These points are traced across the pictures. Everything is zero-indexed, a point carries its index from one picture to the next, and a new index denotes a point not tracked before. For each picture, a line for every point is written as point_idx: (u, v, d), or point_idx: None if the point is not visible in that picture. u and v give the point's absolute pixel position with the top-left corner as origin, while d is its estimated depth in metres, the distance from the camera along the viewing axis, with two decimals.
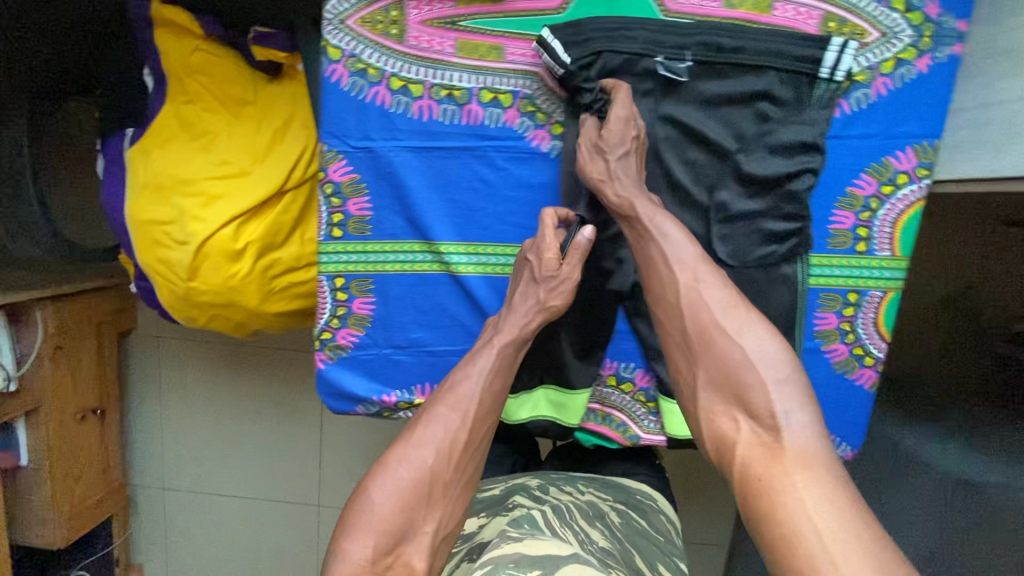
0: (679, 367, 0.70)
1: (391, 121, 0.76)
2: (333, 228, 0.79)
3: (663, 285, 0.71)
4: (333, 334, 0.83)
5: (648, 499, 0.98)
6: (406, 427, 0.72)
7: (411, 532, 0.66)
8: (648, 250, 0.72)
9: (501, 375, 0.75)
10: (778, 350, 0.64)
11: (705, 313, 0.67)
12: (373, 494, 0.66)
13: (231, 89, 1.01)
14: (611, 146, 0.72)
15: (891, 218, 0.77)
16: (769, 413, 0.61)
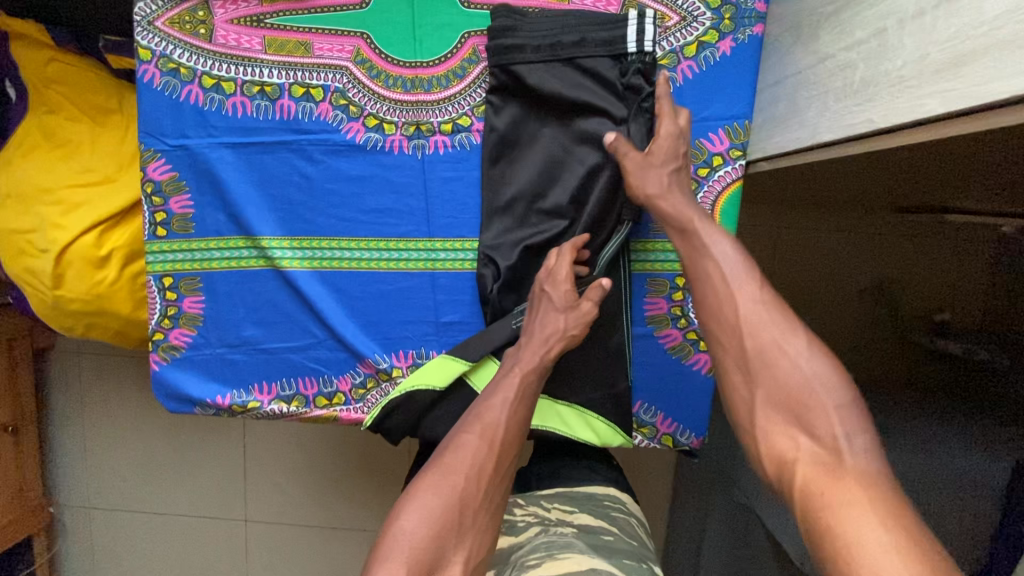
0: (733, 385, 0.63)
1: (206, 119, 0.76)
2: (157, 228, 0.79)
3: (718, 296, 0.65)
4: (165, 335, 0.82)
5: (620, 504, 0.87)
6: (434, 456, 0.69)
7: (443, 561, 0.62)
8: (703, 264, 0.66)
9: (526, 405, 0.72)
10: (834, 370, 0.59)
11: (772, 330, 0.61)
12: (404, 521, 0.63)
13: (93, 99, 1.02)
14: (662, 161, 0.70)
15: (711, 198, 0.77)
16: (831, 436, 0.56)
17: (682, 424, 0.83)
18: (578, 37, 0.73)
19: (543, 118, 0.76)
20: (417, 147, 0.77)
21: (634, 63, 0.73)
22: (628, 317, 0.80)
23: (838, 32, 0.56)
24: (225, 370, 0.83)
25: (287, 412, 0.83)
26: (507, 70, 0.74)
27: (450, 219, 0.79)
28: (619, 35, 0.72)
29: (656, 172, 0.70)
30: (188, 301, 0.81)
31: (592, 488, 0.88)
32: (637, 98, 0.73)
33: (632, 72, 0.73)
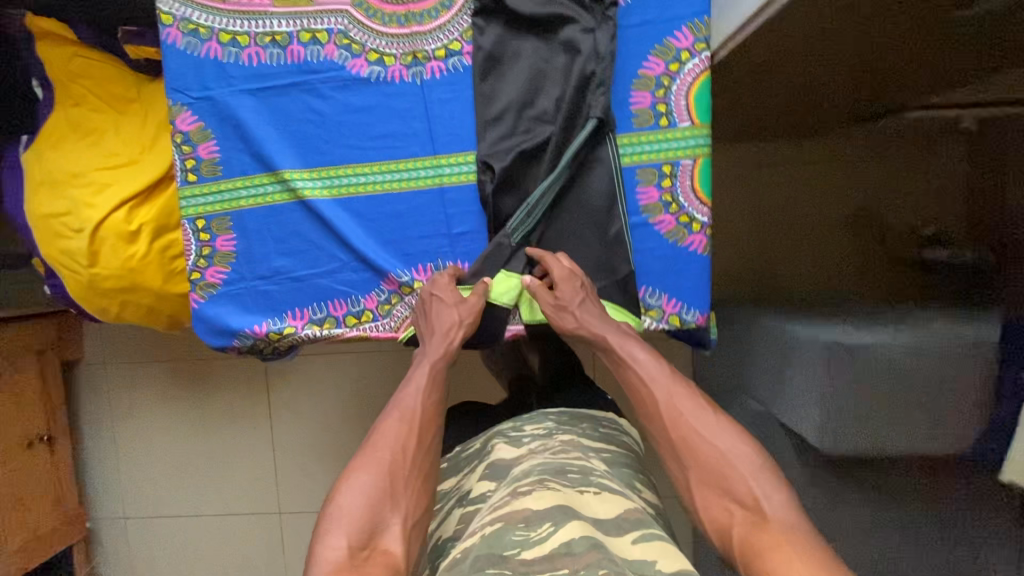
0: (671, 468, 0.75)
1: (225, 71, 0.85)
2: (188, 174, 0.87)
3: (643, 398, 0.79)
4: (202, 274, 0.89)
5: (616, 425, 0.95)
6: (365, 440, 0.76)
7: (381, 524, 0.68)
8: (628, 371, 0.82)
9: (439, 385, 0.81)
10: (744, 444, 0.72)
11: (690, 424, 0.75)
12: (340, 498, 0.69)
13: (114, 89, 1.11)
14: (570, 301, 0.84)
15: (684, 89, 0.85)
16: (754, 498, 0.68)
17: (685, 303, 0.89)
18: None
19: (524, 37, 0.86)
20: (415, 74, 0.85)
21: None
22: (624, 203, 0.87)
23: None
24: (257, 303, 0.90)
25: (320, 334, 0.89)
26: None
27: (451, 136, 0.87)
28: None
29: (562, 287, 0.84)
30: (220, 239, 0.88)
31: (595, 412, 0.97)
32: (603, 7, 0.83)
33: None
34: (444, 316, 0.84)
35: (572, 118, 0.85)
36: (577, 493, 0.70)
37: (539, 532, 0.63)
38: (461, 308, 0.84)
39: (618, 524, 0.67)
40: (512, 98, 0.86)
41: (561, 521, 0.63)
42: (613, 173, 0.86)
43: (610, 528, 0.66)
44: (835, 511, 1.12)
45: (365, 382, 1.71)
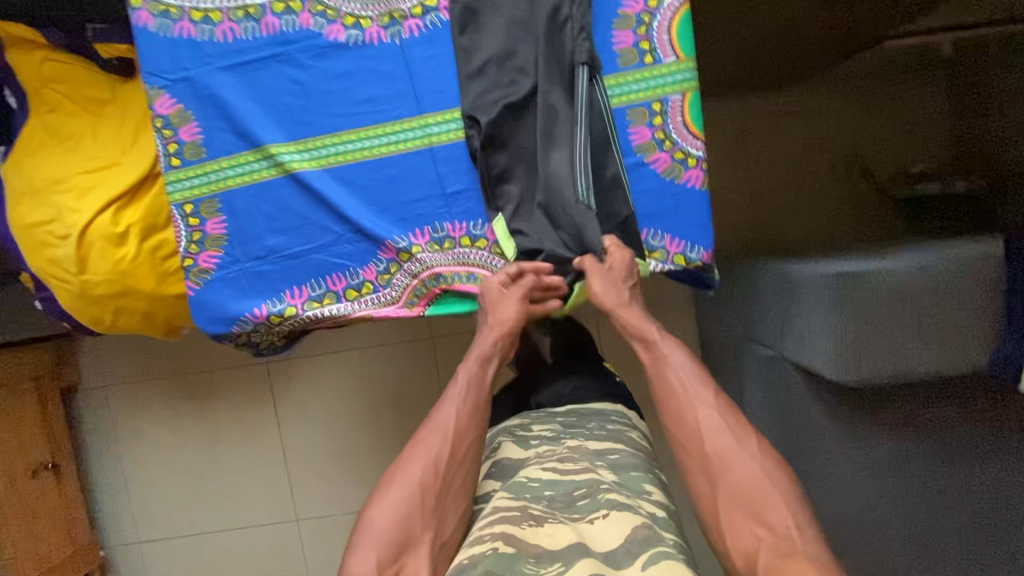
0: (698, 485, 0.77)
1: (200, 49, 0.84)
2: (171, 158, 0.85)
3: (679, 402, 0.81)
4: (195, 260, 0.87)
5: (625, 420, 0.98)
6: (405, 450, 0.79)
7: (411, 540, 0.72)
8: (666, 373, 0.84)
9: (475, 393, 0.84)
10: (779, 470, 0.74)
11: (727, 440, 0.76)
12: (373, 511, 0.74)
13: (88, 92, 1.09)
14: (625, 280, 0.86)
15: (665, 24, 0.84)
16: (787, 527, 0.68)
17: (689, 241, 0.88)
18: None
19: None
20: (394, 34, 0.84)
21: None
22: (615, 143, 0.86)
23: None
24: (253, 284, 0.87)
25: (321, 311, 0.86)
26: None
27: (436, 95, 0.85)
28: None
29: (613, 288, 0.86)
30: (211, 222, 0.86)
31: (602, 407, 1.00)
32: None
33: None
34: (500, 312, 0.86)
35: (564, 74, 0.85)
36: (587, 523, 0.71)
37: (549, 570, 0.64)
38: (511, 301, 0.85)
39: (628, 550, 0.66)
40: (493, 50, 0.84)
41: (572, 560, 0.65)
42: (601, 114, 0.85)
43: (621, 556, 0.65)
44: (855, 449, 1.11)
45: (372, 378, 1.69)
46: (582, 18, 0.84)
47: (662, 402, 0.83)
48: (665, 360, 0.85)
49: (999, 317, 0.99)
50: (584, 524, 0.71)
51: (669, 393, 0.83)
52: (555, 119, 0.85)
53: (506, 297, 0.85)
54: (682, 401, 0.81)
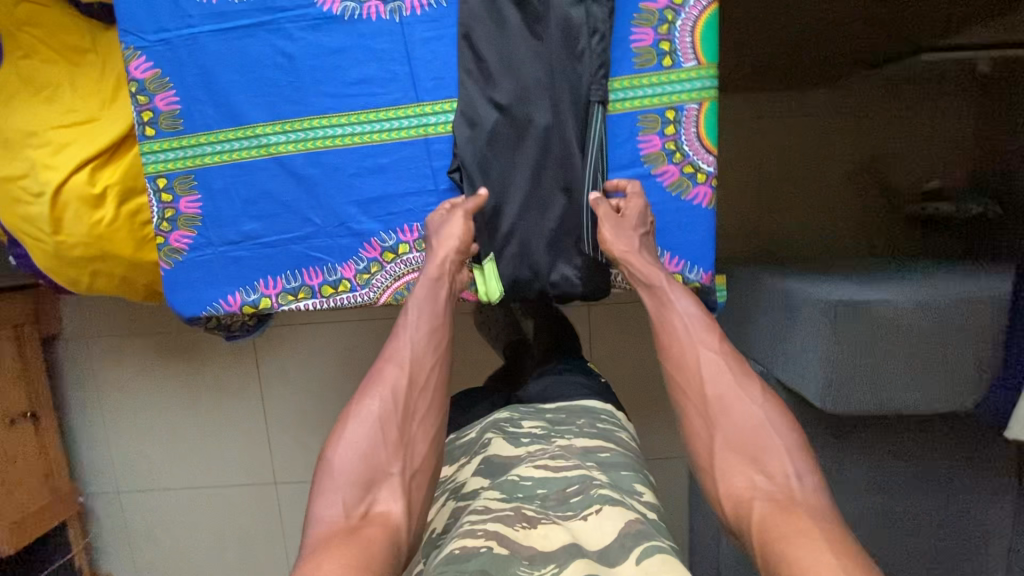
0: (694, 430, 0.74)
1: (180, 9, 0.76)
2: (145, 128, 0.80)
3: (682, 347, 0.77)
4: (166, 238, 0.82)
5: (614, 419, 0.94)
6: (360, 389, 0.75)
7: (378, 475, 0.68)
8: (671, 320, 0.79)
9: (428, 318, 0.79)
10: (782, 416, 0.70)
11: (728, 383, 0.74)
12: (334, 454, 0.69)
13: (66, 39, 1.02)
14: (633, 223, 0.79)
15: (689, 25, 0.78)
16: (784, 475, 0.65)
17: (688, 261, 0.84)
18: None
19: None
20: (395, 13, 0.77)
21: None
22: (605, 170, 0.81)
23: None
24: (228, 270, 0.83)
25: (296, 305, 0.83)
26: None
27: (435, 80, 0.79)
28: None
29: (626, 233, 0.79)
30: (185, 201, 0.82)
31: (590, 403, 0.96)
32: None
33: None
34: (441, 245, 0.78)
35: (576, 107, 0.78)
36: (581, 521, 0.69)
37: (543, 573, 0.61)
38: (454, 225, 0.78)
39: (623, 544, 0.64)
40: (504, 46, 0.78)
41: (567, 562, 0.62)
42: (602, 157, 0.80)
43: (615, 552, 0.63)
44: (843, 470, 1.10)
45: (356, 351, 1.67)
46: (595, 21, 0.76)
47: (665, 347, 0.79)
48: (666, 303, 0.80)
49: (994, 344, 0.97)
50: (577, 521, 0.69)
51: (674, 338, 0.78)
52: (557, 145, 0.80)
53: (450, 216, 0.79)
54: (687, 347, 0.77)
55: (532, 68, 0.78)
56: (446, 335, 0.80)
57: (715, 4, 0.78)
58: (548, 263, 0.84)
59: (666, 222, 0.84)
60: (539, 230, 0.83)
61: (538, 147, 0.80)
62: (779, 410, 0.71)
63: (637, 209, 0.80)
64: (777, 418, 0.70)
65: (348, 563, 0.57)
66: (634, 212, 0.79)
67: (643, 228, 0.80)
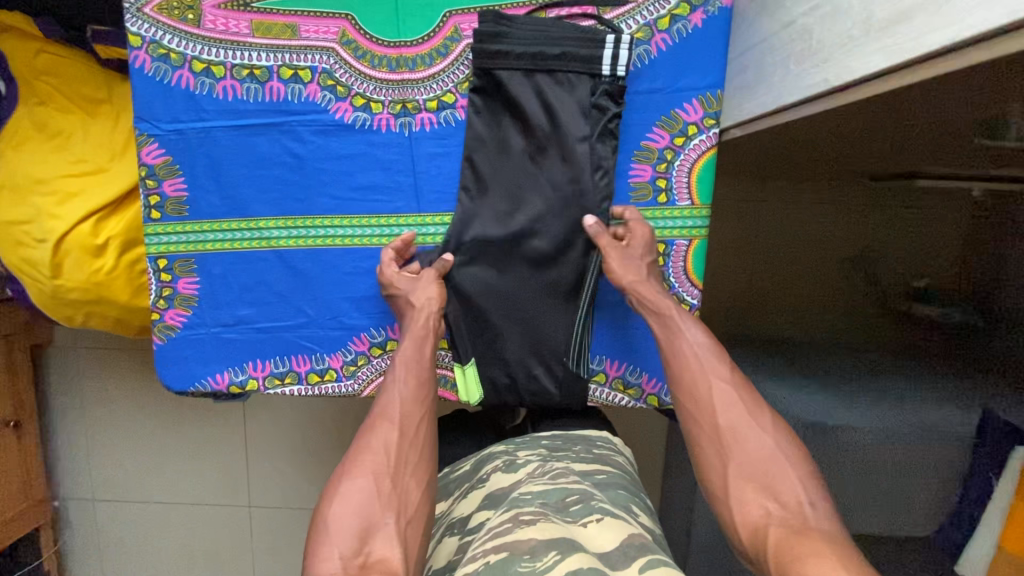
0: (707, 459, 0.68)
1: (198, 104, 0.79)
2: (151, 210, 0.82)
3: (692, 379, 0.71)
4: (162, 315, 0.85)
5: (610, 445, 0.86)
6: (350, 447, 0.69)
7: (375, 525, 0.62)
8: (680, 349, 0.74)
9: (415, 371, 0.74)
10: (795, 448, 0.66)
11: (739, 412, 0.68)
12: (329, 511, 0.62)
13: (82, 90, 1.03)
14: (640, 251, 0.78)
15: (687, 166, 0.80)
16: (797, 501, 0.61)
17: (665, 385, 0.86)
18: (560, 50, 0.75)
19: (530, 83, 0.77)
20: (404, 127, 0.79)
21: (609, 82, 0.76)
22: (595, 291, 0.83)
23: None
24: (220, 350, 0.86)
25: (282, 390, 0.86)
26: (490, 75, 0.77)
27: (437, 194, 0.82)
28: (601, 55, 0.75)
29: (634, 262, 0.77)
30: (184, 283, 0.84)
31: (587, 432, 0.88)
32: (603, 117, 0.78)
33: (606, 84, 0.76)
34: (418, 301, 0.78)
35: (571, 237, 0.81)
36: (581, 527, 0.62)
37: (545, 562, 0.54)
38: (426, 287, 0.78)
39: (625, 552, 0.58)
40: (508, 169, 0.80)
41: (568, 551, 0.55)
42: (594, 289, 0.82)
43: (617, 558, 0.57)
44: None
45: None
46: (601, 156, 0.79)
47: (672, 380, 0.73)
48: (673, 334, 0.75)
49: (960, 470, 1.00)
50: (578, 527, 0.62)
51: (683, 371, 0.72)
52: (551, 267, 0.82)
53: (422, 279, 0.79)
54: (699, 375, 0.71)
55: (531, 194, 0.81)
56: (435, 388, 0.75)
57: (714, 149, 0.80)
58: (526, 375, 0.85)
59: (646, 349, 0.86)
60: (525, 341, 0.84)
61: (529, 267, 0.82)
62: (792, 441, 0.67)
63: (638, 236, 0.79)
64: (791, 448, 0.66)
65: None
66: (636, 237, 0.79)
67: (650, 257, 0.79)
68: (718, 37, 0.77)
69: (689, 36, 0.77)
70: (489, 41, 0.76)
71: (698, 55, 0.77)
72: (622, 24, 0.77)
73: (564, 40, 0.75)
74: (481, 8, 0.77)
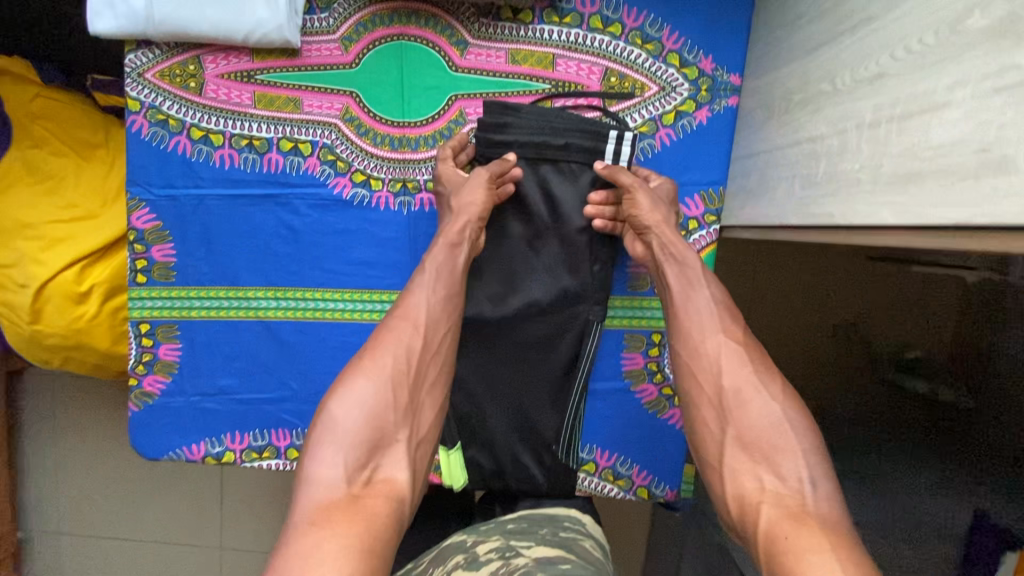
0: (703, 421, 0.63)
1: (194, 171, 0.77)
2: (137, 274, 0.79)
3: (698, 330, 0.66)
4: (139, 381, 0.82)
5: (578, 528, 0.73)
6: (366, 344, 0.64)
7: (385, 441, 0.59)
8: (694, 299, 0.68)
9: (446, 282, 0.68)
10: (802, 417, 0.60)
11: (746, 373, 0.62)
12: (337, 410, 0.59)
13: (78, 134, 1.02)
14: (662, 197, 0.73)
15: None
16: (797, 479, 0.56)
17: (656, 477, 0.84)
18: (564, 141, 0.75)
19: (534, 167, 0.77)
20: (403, 206, 0.78)
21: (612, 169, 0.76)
22: (587, 376, 0.82)
23: (832, 115, 0.54)
24: (198, 420, 0.83)
25: (259, 464, 0.83)
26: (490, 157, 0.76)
27: None
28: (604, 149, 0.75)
29: (662, 206, 0.72)
30: (166, 349, 0.81)
31: (554, 509, 0.78)
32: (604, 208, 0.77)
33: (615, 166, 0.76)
34: (461, 201, 0.71)
35: (568, 324, 0.80)
36: None
37: None
38: (473, 190, 0.71)
39: None
40: (506, 252, 0.79)
41: None
42: (587, 375, 0.81)
43: None
44: None
45: None
46: (598, 247, 0.79)
47: (677, 325, 0.68)
48: (688, 283, 0.69)
49: None
50: None
51: (694, 318, 0.67)
52: (544, 352, 0.81)
53: (472, 177, 0.72)
54: (710, 326, 0.66)
55: (529, 277, 0.80)
56: (462, 300, 0.70)
57: (715, 245, 0.78)
58: (513, 461, 0.82)
59: (637, 439, 0.84)
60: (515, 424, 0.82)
61: (522, 350, 0.81)
62: (801, 413, 0.60)
63: (659, 191, 0.74)
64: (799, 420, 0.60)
65: (352, 546, 0.49)
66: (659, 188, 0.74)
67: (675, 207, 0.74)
68: (721, 137, 0.76)
69: (693, 132, 0.76)
70: (495, 125, 0.75)
71: (700, 152, 0.77)
72: (626, 117, 0.77)
73: (568, 128, 0.75)
74: (486, 93, 0.77)
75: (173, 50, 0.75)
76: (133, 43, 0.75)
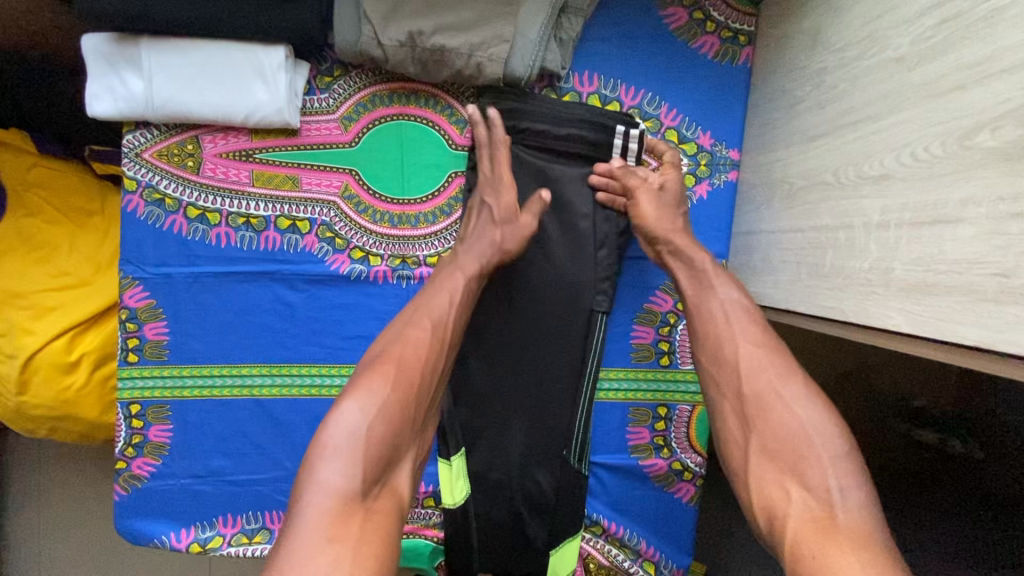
0: (725, 427, 0.58)
1: (189, 249, 0.76)
2: (129, 354, 0.77)
3: (725, 341, 0.60)
4: (128, 464, 0.79)
5: None
6: (384, 349, 0.59)
7: (399, 454, 0.55)
8: (711, 307, 0.63)
9: (468, 303, 0.66)
10: (829, 421, 0.53)
11: (768, 371, 0.56)
12: (358, 419, 0.53)
13: (74, 203, 1.01)
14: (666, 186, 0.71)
15: None
16: (825, 488, 0.49)
17: (666, 552, 0.80)
18: (566, 130, 0.74)
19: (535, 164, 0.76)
20: (403, 282, 0.77)
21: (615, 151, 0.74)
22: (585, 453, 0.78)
23: (837, 209, 0.54)
24: (190, 502, 0.79)
25: (249, 551, 0.78)
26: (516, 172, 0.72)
27: None
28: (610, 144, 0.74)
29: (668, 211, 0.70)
30: (158, 430, 0.78)
31: None
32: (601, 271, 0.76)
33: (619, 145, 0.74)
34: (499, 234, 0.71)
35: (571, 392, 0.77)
36: None
37: None
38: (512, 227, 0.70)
39: None
40: (499, 324, 0.76)
41: None
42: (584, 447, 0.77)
43: None
44: None
45: None
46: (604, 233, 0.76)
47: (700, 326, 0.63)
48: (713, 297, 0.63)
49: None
50: None
51: (714, 326, 0.62)
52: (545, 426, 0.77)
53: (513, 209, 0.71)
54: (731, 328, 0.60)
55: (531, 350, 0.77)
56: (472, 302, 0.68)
57: None
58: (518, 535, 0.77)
59: (642, 514, 0.80)
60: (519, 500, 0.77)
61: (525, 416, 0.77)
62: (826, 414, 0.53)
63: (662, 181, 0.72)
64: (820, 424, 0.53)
65: None
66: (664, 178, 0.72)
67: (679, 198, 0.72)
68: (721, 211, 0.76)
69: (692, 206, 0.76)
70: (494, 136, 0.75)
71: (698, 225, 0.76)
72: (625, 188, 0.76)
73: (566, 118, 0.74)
74: None
75: (171, 130, 0.75)
76: (132, 123, 0.75)
